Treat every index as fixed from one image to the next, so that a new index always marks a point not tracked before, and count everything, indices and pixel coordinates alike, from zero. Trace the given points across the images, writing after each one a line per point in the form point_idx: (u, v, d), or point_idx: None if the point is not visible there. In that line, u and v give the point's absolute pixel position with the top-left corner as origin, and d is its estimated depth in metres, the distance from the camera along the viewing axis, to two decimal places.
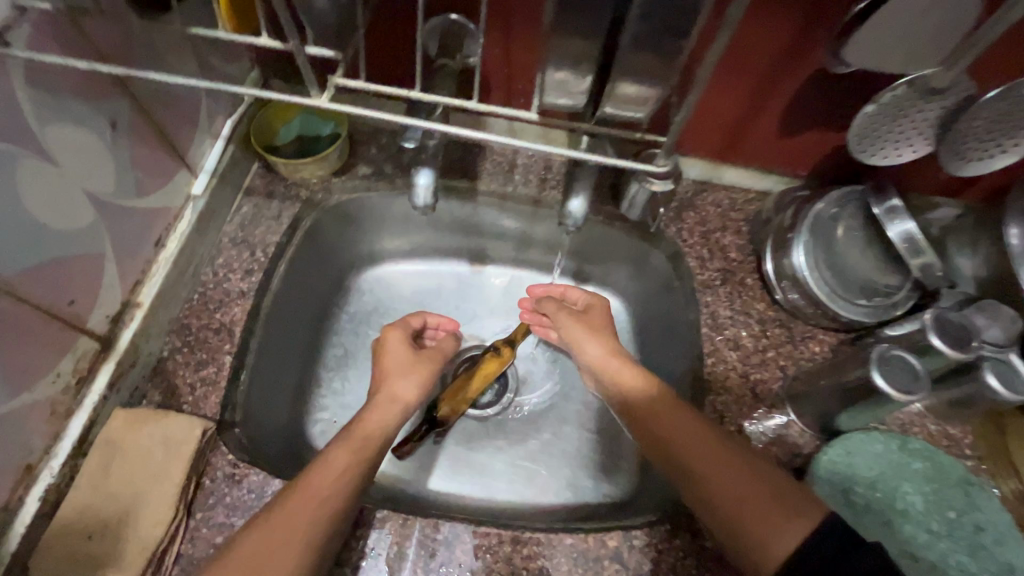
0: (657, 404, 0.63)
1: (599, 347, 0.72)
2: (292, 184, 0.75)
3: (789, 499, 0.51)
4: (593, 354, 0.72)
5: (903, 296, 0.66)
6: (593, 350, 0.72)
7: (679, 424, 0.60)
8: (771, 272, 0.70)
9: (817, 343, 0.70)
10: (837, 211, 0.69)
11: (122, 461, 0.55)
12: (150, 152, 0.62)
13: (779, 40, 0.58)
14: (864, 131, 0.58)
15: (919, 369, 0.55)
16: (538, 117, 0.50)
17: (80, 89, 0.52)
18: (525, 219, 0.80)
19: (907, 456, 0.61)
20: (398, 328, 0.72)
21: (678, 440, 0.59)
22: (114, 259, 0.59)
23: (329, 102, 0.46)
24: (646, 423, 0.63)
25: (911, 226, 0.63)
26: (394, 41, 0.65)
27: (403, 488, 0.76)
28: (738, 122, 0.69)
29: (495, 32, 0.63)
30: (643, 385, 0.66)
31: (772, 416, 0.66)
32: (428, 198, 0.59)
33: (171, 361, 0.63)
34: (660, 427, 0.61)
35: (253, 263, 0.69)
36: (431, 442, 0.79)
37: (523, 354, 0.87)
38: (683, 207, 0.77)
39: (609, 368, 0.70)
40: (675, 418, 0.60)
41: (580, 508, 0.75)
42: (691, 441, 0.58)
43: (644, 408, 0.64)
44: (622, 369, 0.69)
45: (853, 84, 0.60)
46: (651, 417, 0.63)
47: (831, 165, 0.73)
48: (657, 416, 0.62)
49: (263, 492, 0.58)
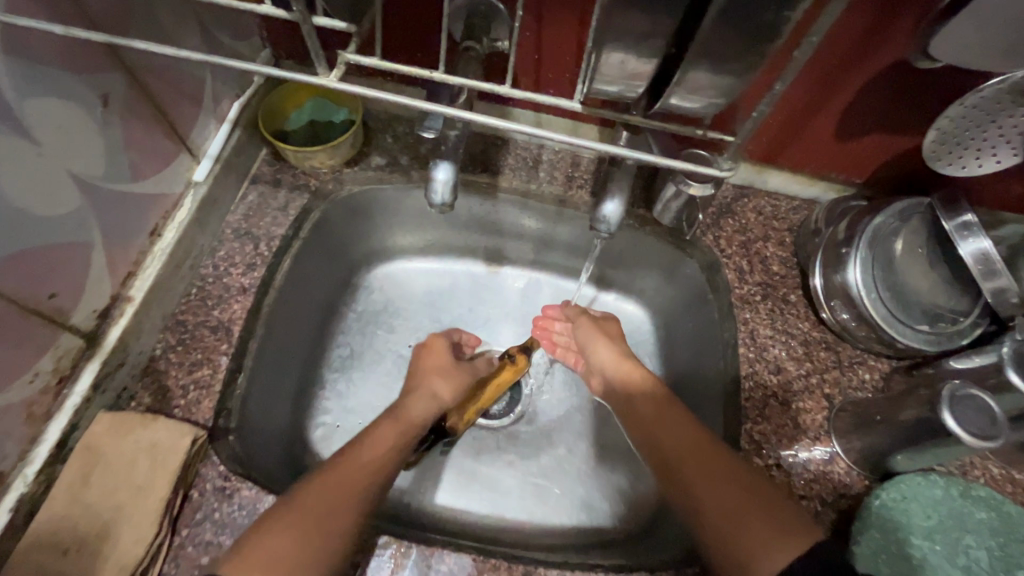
0: (664, 414, 0.62)
1: (609, 351, 0.70)
2: (301, 173, 0.69)
3: (784, 521, 0.49)
4: (603, 358, 0.71)
5: (969, 323, 0.60)
6: (602, 352, 0.71)
7: (683, 435, 0.59)
8: (820, 289, 0.64)
9: (867, 370, 0.63)
10: (899, 224, 0.61)
11: (103, 470, 0.51)
12: (148, 134, 0.58)
13: (862, 28, 0.50)
14: (942, 135, 0.53)
15: (998, 412, 0.48)
16: (579, 107, 0.44)
17: (67, 61, 0.47)
18: (549, 220, 0.74)
19: (970, 504, 0.54)
20: (443, 337, 0.73)
21: (680, 450, 0.58)
22: (103, 248, 0.55)
23: (338, 81, 0.41)
24: (653, 434, 0.62)
25: (987, 244, 0.56)
26: (417, 20, 0.59)
27: (406, 501, 0.70)
28: (792, 122, 0.62)
29: (527, 13, 0.57)
30: (653, 395, 0.65)
31: (816, 449, 0.60)
32: (446, 195, 0.53)
33: (163, 360, 0.58)
34: (664, 437, 0.60)
35: (256, 257, 0.64)
36: (437, 454, 0.74)
37: (539, 363, 0.80)
38: (722, 212, 0.71)
39: (618, 373, 0.69)
40: (672, 431, 0.60)
41: (594, 533, 0.69)
42: (685, 454, 0.57)
43: (651, 417, 0.63)
44: (628, 374, 0.69)
45: (930, 84, 0.53)
46: (657, 426, 0.62)
47: (891, 173, 0.66)
48: (663, 425, 0.61)
49: (255, 509, 0.53)
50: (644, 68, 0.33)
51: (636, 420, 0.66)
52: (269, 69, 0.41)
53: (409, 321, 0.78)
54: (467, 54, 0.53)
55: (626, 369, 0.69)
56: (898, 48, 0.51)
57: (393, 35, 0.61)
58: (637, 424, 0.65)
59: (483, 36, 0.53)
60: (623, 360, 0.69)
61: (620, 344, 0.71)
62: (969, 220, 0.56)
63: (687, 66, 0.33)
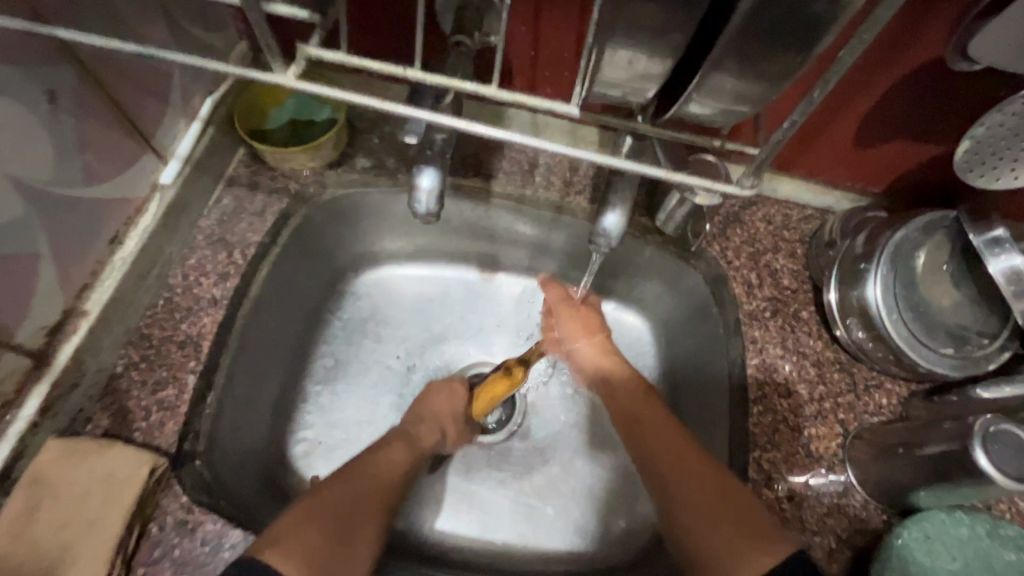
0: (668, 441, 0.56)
1: (588, 345, 0.66)
2: (279, 175, 0.64)
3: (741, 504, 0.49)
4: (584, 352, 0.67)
5: (996, 347, 0.55)
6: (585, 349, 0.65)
7: (691, 470, 0.52)
8: (834, 305, 0.59)
9: (883, 394, 0.59)
10: (921, 238, 0.57)
11: (50, 504, 0.46)
12: (107, 133, 0.53)
13: (907, 23, 0.44)
14: (977, 144, 0.49)
15: None
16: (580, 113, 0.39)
17: (8, 53, 0.42)
18: (545, 225, 0.69)
19: (998, 545, 0.50)
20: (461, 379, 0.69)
21: (664, 462, 0.55)
22: (52, 258, 0.50)
23: (299, 80, 0.36)
24: (650, 457, 0.56)
25: (1020, 261, 0.51)
26: (401, 12, 0.54)
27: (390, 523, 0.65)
28: (808, 127, 0.57)
29: (523, 5, 0.52)
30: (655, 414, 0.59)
31: (829, 479, 0.55)
32: (431, 204, 0.49)
33: (125, 379, 0.54)
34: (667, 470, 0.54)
35: (228, 266, 0.59)
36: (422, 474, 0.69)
37: (534, 374, 0.74)
38: (730, 221, 0.66)
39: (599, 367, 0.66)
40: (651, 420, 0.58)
41: (589, 561, 0.65)
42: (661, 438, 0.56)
43: (651, 440, 0.57)
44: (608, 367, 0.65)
45: (964, 89, 0.49)
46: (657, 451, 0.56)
47: (912, 181, 0.61)
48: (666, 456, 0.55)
49: (219, 545, 0.49)
50: (655, 68, 0.29)
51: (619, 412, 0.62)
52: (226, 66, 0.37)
53: (395, 329, 0.73)
54: (457, 48, 0.48)
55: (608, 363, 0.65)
56: (934, 45, 0.46)
57: (376, 27, 0.56)
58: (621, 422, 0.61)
59: (475, 29, 0.48)
60: (604, 356, 0.65)
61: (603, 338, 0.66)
62: (1005, 248, 0.51)
63: (708, 67, 0.28)
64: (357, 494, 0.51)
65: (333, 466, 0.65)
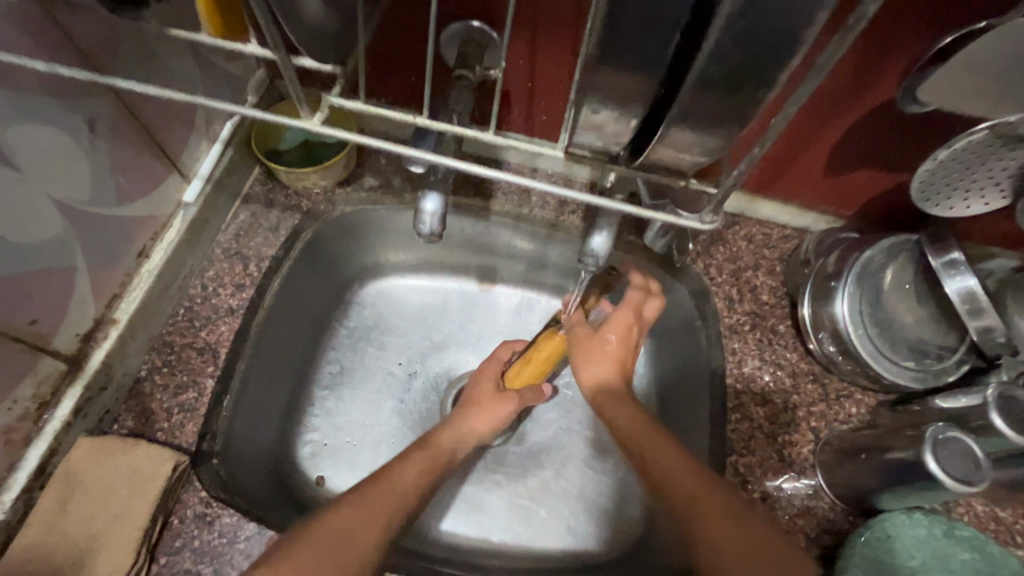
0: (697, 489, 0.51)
1: (597, 370, 0.62)
2: (293, 193, 0.69)
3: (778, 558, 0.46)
4: (590, 375, 0.63)
5: (955, 360, 0.60)
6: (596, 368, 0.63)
7: (733, 524, 0.48)
8: (807, 320, 0.64)
9: (853, 404, 0.63)
10: (886, 259, 0.61)
11: (81, 497, 0.51)
12: (137, 157, 0.57)
13: (859, 63, 0.49)
14: (928, 179, 0.53)
15: (981, 456, 0.48)
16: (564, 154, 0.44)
17: (53, 89, 0.47)
18: (540, 241, 0.74)
19: (953, 544, 0.54)
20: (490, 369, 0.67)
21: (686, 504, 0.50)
22: (86, 272, 0.55)
23: (321, 125, 0.41)
24: (684, 509, 0.50)
25: (973, 283, 0.56)
26: (407, 48, 0.58)
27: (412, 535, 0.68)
28: (785, 155, 0.62)
29: (519, 43, 0.56)
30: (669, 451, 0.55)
31: (800, 482, 0.59)
32: (435, 226, 0.53)
33: (148, 382, 0.58)
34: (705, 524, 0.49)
35: (245, 278, 0.64)
36: None
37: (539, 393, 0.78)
38: (714, 240, 0.70)
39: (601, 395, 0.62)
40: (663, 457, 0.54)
41: (579, 558, 0.69)
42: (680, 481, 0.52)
43: (676, 483, 0.52)
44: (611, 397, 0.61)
45: (923, 127, 0.53)
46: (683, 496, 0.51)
47: (880, 206, 0.66)
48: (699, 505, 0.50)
49: (235, 537, 0.53)
50: (624, 130, 0.32)
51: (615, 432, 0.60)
52: (254, 111, 0.41)
53: (399, 338, 0.76)
54: (460, 82, 0.52)
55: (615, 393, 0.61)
56: (887, 88, 0.51)
57: (384, 59, 0.61)
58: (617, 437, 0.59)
59: (475, 65, 0.53)
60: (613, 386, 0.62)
61: (614, 369, 0.62)
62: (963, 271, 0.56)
63: (664, 126, 0.30)
64: (368, 514, 0.49)
65: (337, 467, 0.69)
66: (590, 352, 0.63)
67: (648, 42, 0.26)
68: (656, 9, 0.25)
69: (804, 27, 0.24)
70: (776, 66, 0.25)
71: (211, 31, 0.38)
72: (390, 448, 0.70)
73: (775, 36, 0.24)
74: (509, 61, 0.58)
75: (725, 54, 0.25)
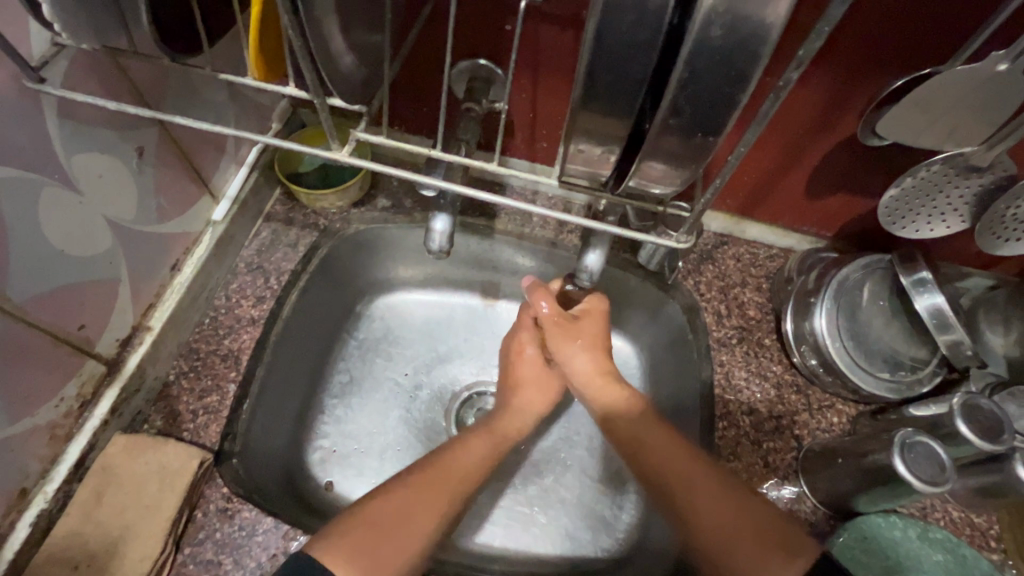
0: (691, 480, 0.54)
1: (581, 363, 0.65)
2: (311, 213, 0.75)
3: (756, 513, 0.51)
4: (580, 368, 0.65)
5: (928, 371, 0.64)
6: (577, 361, 0.65)
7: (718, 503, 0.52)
8: (790, 334, 0.68)
9: (835, 414, 0.67)
10: (862, 277, 0.66)
11: (116, 488, 0.55)
12: (174, 178, 0.63)
13: (801, 104, 0.56)
14: (895, 203, 0.60)
15: (945, 459, 0.52)
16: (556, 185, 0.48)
17: (109, 120, 0.53)
18: (541, 259, 0.78)
19: (927, 546, 0.59)
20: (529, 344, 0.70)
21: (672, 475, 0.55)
22: (128, 283, 0.60)
23: (347, 156, 0.46)
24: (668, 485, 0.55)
25: (941, 300, 0.60)
26: (420, 83, 0.65)
27: None
28: (766, 180, 0.67)
29: (522, 79, 0.62)
30: (666, 435, 0.58)
31: (784, 488, 0.63)
32: (444, 242, 0.58)
33: (176, 386, 0.63)
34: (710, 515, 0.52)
35: (266, 290, 0.70)
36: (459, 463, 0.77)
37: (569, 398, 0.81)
38: (703, 258, 0.75)
39: (594, 387, 0.65)
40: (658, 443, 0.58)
41: (578, 563, 0.71)
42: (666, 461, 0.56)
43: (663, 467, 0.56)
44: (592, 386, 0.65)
45: (884, 154, 0.59)
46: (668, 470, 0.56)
47: (859, 228, 0.71)
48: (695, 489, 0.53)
49: (254, 530, 0.57)
50: (604, 161, 0.37)
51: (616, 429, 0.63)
52: (286, 143, 0.47)
53: (407, 350, 0.80)
54: (468, 113, 0.57)
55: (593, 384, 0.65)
56: (850, 124, 0.57)
57: (400, 92, 0.67)
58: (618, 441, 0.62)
59: (482, 98, 0.59)
60: (590, 377, 0.65)
61: (597, 353, 0.66)
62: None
63: (641, 157, 0.35)
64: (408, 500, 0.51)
65: (346, 472, 0.71)
66: (572, 344, 0.65)
67: (620, 96, 0.31)
68: (629, 70, 0.30)
69: (738, 91, 0.29)
70: (722, 121, 0.30)
71: (259, 77, 0.42)
72: (396, 456, 0.73)
73: (717, 93, 0.29)
74: (513, 94, 0.64)
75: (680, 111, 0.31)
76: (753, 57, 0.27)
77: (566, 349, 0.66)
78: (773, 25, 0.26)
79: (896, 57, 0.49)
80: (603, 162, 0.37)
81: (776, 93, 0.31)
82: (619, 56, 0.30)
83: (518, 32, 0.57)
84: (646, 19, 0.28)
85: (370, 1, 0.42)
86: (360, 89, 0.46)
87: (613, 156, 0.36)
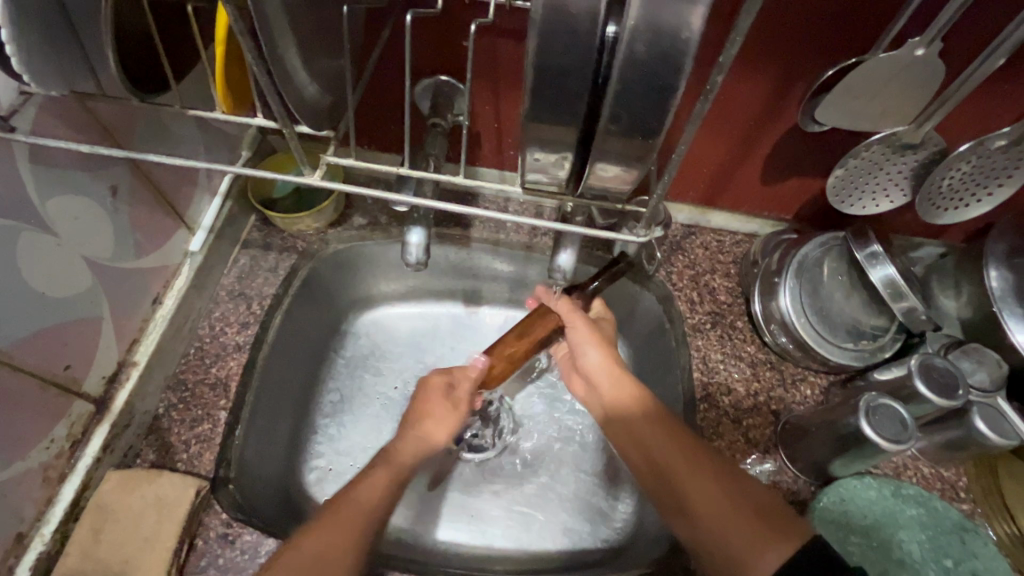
0: (680, 461, 0.55)
1: (599, 354, 0.64)
2: (289, 236, 0.76)
3: (745, 494, 0.51)
4: (593, 361, 0.65)
5: (889, 337, 0.69)
6: (591, 356, 0.65)
7: (706, 485, 0.52)
8: (759, 314, 0.71)
9: (808, 386, 0.70)
10: (820, 255, 0.70)
11: (112, 525, 0.55)
12: (150, 213, 0.64)
13: (745, 95, 0.60)
14: (841, 183, 0.64)
15: (907, 418, 0.55)
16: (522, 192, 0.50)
17: (79, 161, 0.54)
18: (518, 262, 0.80)
19: (901, 502, 0.62)
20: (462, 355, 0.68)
21: (661, 456, 0.56)
22: (110, 320, 0.61)
23: (319, 179, 0.48)
24: (665, 470, 0.55)
25: (892, 271, 0.64)
26: (385, 103, 0.67)
27: (430, 543, 0.73)
28: (723, 169, 0.70)
29: (484, 91, 0.64)
30: (657, 421, 0.58)
31: (766, 461, 0.65)
32: (420, 254, 0.60)
33: (166, 418, 0.64)
34: (698, 501, 0.52)
35: (249, 316, 0.71)
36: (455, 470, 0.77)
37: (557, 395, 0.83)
38: (673, 249, 0.78)
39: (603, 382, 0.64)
40: (649, 427, 0.58)
41: (578, 556, 0.73)
42: (656, 439, 0.57)
43: (656, 449, 0.57)
44: (614, 385, 0.63)
45: (827, 137, 0.63)
46: (657, 450, 0.57)
47: (815, 208, 0.74)
48: (682, 470, 0.54)
49: (256, 552, 0.58)
50: (558, 163, 0.39)
51: (620, 424, 0.62)
52: (256, 171, 0.48)
53: (396, 363, 0.81)
54: (434, 129, 0.60)
55: (616, 378, 0.63)
56: (790, 113, 0.61)
57: (368, 112, 0.69)
58: (626, 439, 0.60)
59: (447, 113, 0.61)
60: (616, 368, 0.64)
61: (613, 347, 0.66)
62: (990, 312, 0.65)
63: (594, 159, 0.37)
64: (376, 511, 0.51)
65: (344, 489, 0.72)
66: (590, 337, 0.65)
67: (567, 106, 0.34)
68: (570, 81, 0.33)
69: (669, 96, 0.31)
70: (659, 122, 0.33)
71: (226, 110, 0.44)
72: None
73: (650, 100, 0.32)
74: (476, 106, 0.66)
75: (619, 118, 0.33)
76: (676, 67, 0.30)
77: (586, 339, 0.65)
78: (692, 39, 0.29)
79: (826, 47, 0.53)
80: (559, 168, 0.39)
81: (705, 96, 0.33)
82: (561, 71, 0.32)
83: (474, 48, 0.59)
84: (582, 39, 0.31)
85: (326, 31, 0.44)
86: (326, 115, 0.48)
87: (568, 161, 0.39)
